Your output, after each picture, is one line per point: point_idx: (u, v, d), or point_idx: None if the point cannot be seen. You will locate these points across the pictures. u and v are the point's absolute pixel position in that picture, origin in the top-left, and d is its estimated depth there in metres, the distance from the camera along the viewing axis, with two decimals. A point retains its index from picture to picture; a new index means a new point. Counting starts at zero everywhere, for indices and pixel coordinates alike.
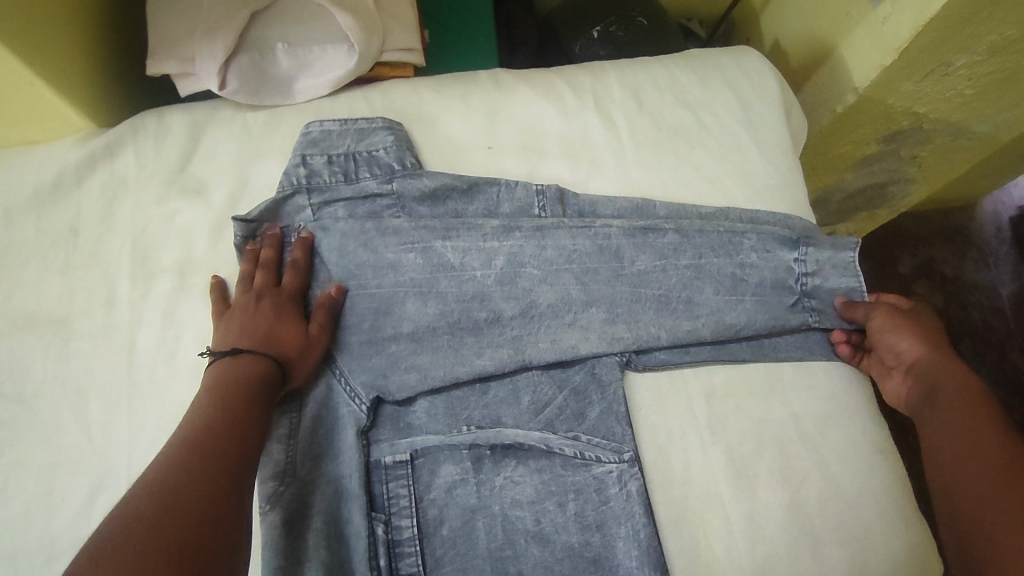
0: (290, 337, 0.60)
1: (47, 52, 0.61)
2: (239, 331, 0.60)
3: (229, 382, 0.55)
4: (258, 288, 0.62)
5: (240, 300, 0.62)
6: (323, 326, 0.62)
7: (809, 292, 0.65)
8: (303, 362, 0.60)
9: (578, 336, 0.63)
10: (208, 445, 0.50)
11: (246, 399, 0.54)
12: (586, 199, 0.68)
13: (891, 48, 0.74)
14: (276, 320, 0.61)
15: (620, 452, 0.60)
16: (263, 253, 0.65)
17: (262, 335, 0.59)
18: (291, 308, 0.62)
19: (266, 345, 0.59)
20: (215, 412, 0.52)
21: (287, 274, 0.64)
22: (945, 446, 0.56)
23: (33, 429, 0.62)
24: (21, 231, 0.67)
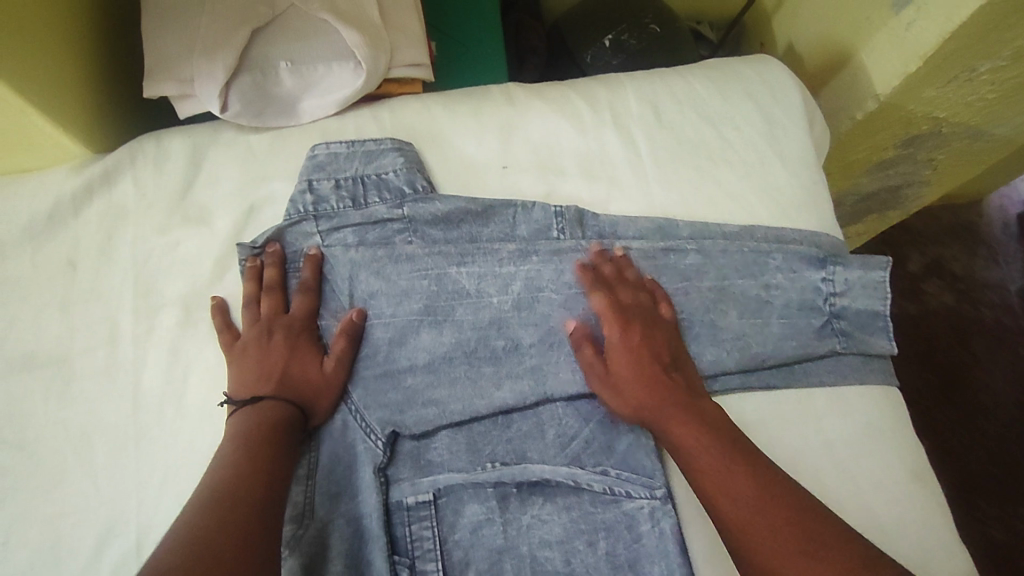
0: (311, 376, 0.59)
1: (39, 78, 0.58)
2: (256, 373, 0.58)
3: (252, 431, 0.54)
4: (270, 320, 0.60)
5: (253, 332, 0.60)
6: (342, 357, 0.60)
7: (838, 314, 0.62)
8: (325, 399, 0.59)
9: (601, 365, 0.60)
10: (238, 494, 0.49)
11: (272, 445, 0.54)
12: (606, 219, 0.65)
13: (914, 56, 0.72)
14: (293, 356, 0.59)
15: (652, 487, 0.57)
16: (270, 274, 0.61)
17: (281, 376, 0.58)
18: (307, 339, 0.60)
19: (284, 389, 0.58)
20: (241, 458, 0.52)
21: (298, 299, 0.61)
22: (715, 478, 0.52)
23: (36, 476, 0.59)
24: (17, 266, 0.64)
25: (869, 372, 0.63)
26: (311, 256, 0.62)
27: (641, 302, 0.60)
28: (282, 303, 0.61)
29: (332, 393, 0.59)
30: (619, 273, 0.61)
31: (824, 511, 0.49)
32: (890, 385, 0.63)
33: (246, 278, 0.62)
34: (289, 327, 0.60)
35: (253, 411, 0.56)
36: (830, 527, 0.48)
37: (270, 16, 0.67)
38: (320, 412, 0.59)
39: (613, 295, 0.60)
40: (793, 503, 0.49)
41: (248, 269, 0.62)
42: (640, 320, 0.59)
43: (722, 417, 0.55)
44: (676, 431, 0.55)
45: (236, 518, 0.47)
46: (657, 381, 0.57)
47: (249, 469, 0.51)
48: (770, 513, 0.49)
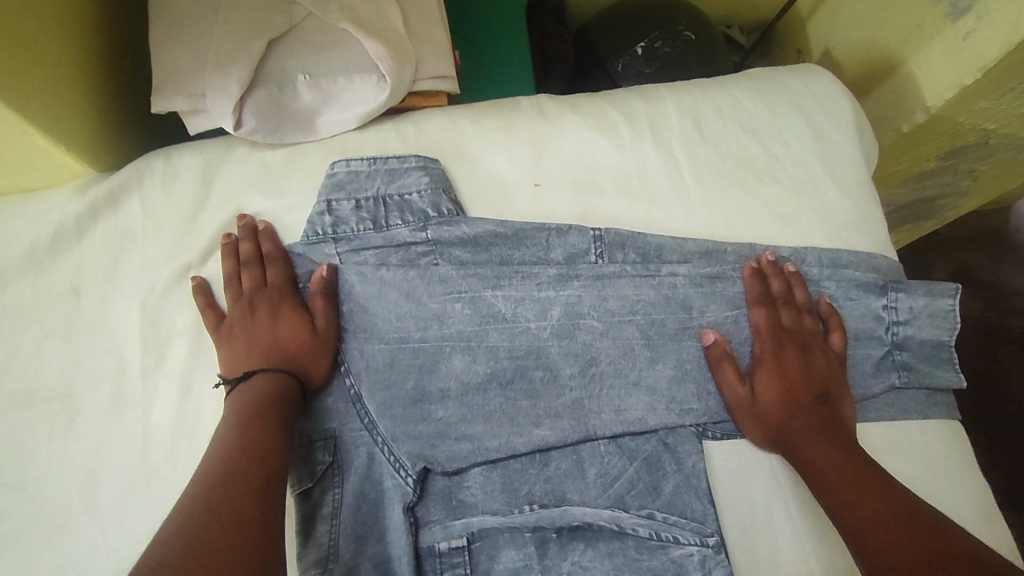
0: (296, 335, 0.56)
1: (39, 96, 0.54)
2: (246, 350, 0.56)
3: (243, 411, 0.50)
4: (250, 294, 0.58)
5: (235, 310, 0.58)
6: (326, 311, 0.57)
7: (900, 344, 0.59)
8: (316, 356, 0.55)
9: (644, 406, 0.57)
10: (232, 483, 0.44)
11: (266, 428, 0.49)
12: (650, 241, 0.61)
13: (973, 67, 0.68)
14: (276, 320, 0.57)
15: (702, 534, 0.54)
16: (243, 249, 0.60)
17: (269, 346, 0.56)
18: (290, 301, 0.58)
19: (273, 356, 0.55)
20: (239, 442, 0.48)
21: (272, 266, 0.59)
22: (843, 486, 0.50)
23: (39, 521, 0.55)
24: (16, 293, 0.59)
25: (931, 406, 0.59)
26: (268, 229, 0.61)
27: (802, 325, 0.59)
28: (260, 274, 0.59)
29: (322, 348, 0.56)
30: (788, 290, 0.59)
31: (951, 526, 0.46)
32: (951, 421, 0.59)
33: (222, 257, 0.60)
34: (269, 295, 0.58)
35: (244, 386, 0.53)
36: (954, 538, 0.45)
37: (287, 26, 0.62)
38: (316, 370, 0.55)
39: (775, 314, 0.59)
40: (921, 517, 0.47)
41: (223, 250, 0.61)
42: (795, 344, 0.57)
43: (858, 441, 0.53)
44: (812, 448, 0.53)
45: (229, 510, 0.42)
46: (800, 403, 0.55)
47: (241, 456, 0.47)
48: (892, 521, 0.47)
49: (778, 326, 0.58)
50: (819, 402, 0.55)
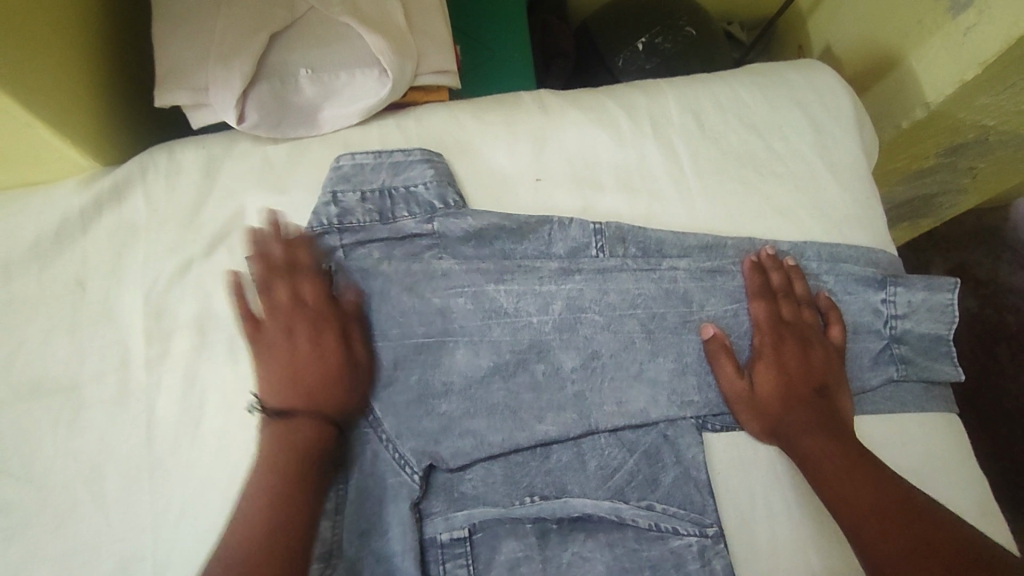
0: (338, 368, 0.55)
1: (43, 89, 0.54)
2: (284, 376, 0.54)
3: (277, 454, 0.51)
4: (286, 311, 0.56)
5: (274, 325, 0.56)
6: (363, 339, 0.57)
7: (899, 338, 0.60)
8: (355, 392, 0.55)
9: (645, 398, 0.57)
10: (268, 538, 0.48)
11: (296, 471, 0.51)
12: (651, 236, 0.61)
13: (974, 63, 0.69)
14: (316, 348, 0.55)
15: (702, 525, 0.54)
16: (275, 253, 0.57)
17: (307, 375, 0.54)
18: (330, 327, 0.56)
19: (313, 388, 0.54)
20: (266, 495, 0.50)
21: (310, 281, 0.57)
22: (842, 480, 0.51)
23: (45, 513, 0.55)
24: (20, 286, 0.60)
25: (929, 399, 0.60)
26: (305, 236, 0.58)
27: (802, 318, 0.59)
28: (296, 287, 0.57)
29: (361, 384, 0.56)
30: (789, 283, 0.60)
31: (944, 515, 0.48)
32: (949, 414, 0.60)
33: (254, 260, 0.57)
34: (307, 313, 0.56)
35: (284, 425, 0.52)
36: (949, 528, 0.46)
37: (289, 20, 0.63)
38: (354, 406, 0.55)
39: (775, 307, 0.59)
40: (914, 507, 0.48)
41: (251, 248, 0.58)
42: (795, 337, 0.58)
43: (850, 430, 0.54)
44: (808, 445, 0.54)
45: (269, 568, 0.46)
46: (800, 397, 0.56)
47: (273, 505, 0.49)
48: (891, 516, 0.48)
49: (778, 318, 0.59)
50: (819, 400, 0.56)
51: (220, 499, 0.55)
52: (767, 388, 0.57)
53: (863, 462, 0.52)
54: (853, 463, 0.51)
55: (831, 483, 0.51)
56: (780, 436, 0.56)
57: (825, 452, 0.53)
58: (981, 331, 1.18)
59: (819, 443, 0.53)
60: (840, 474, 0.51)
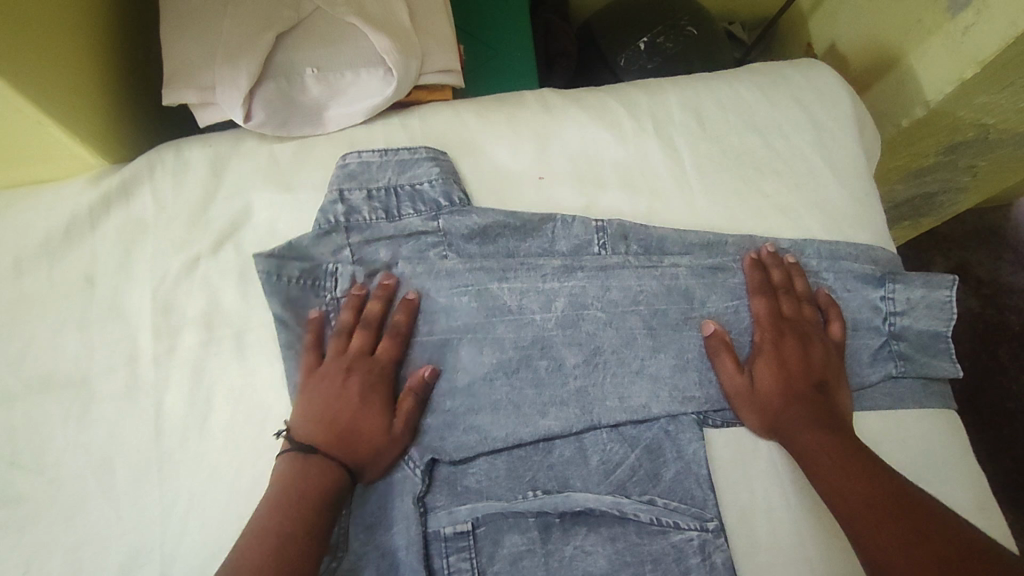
0: (379, 432, 0.55)
1: (53, 87, 0.55)
2: (323, 414, 0.55)
3: (295, 474, 0.51)
4: (352, 359, 0.57)
5: (331, 364, 0.57)
6: (410, 418, 0.56)
7: (898, 334, 0.60)
8: (378, 463, 0.55)
9: (647, 393, 0.58)
10: (275, 548, 0.47)
11: (310, 490, 0.50)
12: (653, 233, 0.62)
13: (972, 61, 0.69)
14: (362, 406, 0.55)
15: (702, 519, 0.55)
16: (370, 308, 0.59)
17: (344, 426, 0.54)
18: (382, 393, 0.56)
19: (349, 442, 0.54)
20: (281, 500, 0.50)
21: (389, 345, 0.58)
22: (842, 480, 0.51)
23: (55, 506, 0.56)
24: (30, 282, 0.61)
25: (927, 395, 0.60)
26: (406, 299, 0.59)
27: (803, 315, 0.60)
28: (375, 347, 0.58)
29: (387, 458, 0.55)
30: (790, 281, 0.60)
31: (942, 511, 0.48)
32: (948, 410, 0.60)
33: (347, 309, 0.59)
34: (373, 371, 0.57)
35: (305, 456, 0.52)
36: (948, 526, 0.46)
37: (295, 20, 0.64)
38: (371, 474, 0.54)
39: (775, 304, 0.60)
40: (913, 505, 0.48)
41: (346, 298, 0.59)
42: (794, 333, 0.58)
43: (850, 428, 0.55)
44: (811, 443, 0.54)
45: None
46: (801, 393, 0.56)
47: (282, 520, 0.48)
48: (892, 515, 0.48)
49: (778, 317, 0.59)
50: (822, 399, 0.56)
51: (227, 492, 0.56)
52: (769, 390, 0.57)
53: (864, 460, 0.52)
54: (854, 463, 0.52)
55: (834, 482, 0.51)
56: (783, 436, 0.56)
57: (826, 450, 0.53)
58: (982, 331, 1.19)
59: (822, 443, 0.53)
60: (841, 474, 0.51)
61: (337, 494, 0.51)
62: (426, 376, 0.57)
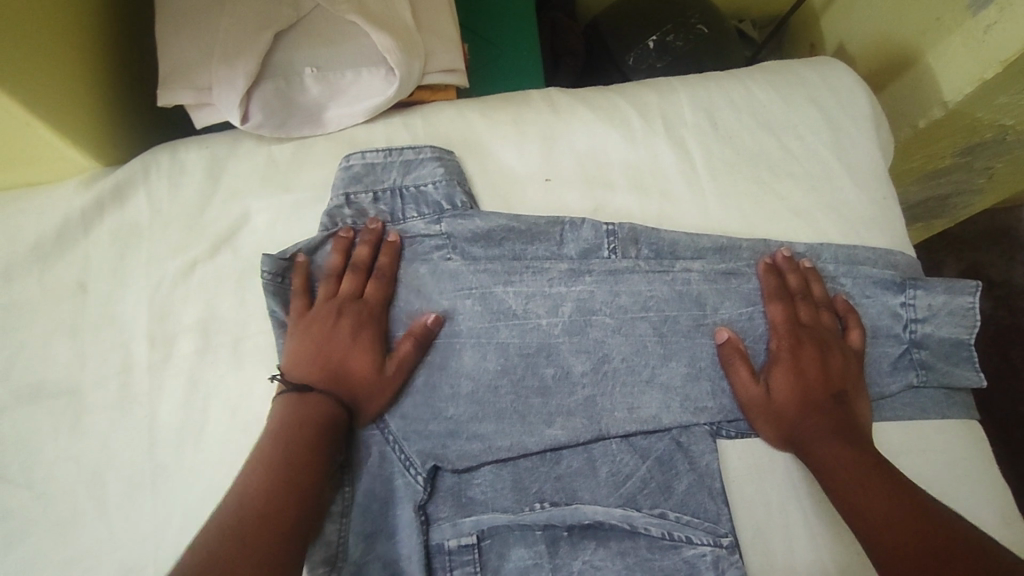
0: (373, 371, 0.53)
1: (43, 87, 0.53)
2: (314, 356, 0.54)
3: (287, 430, 0.49)
4: (343, 300, 0.56)
5: (320, 307, 0.56)
6: (406, 361, 0.54)
7: (918, 342, 0.58)
8: (375, 402, 0.53)
9: (658, 403, 0.56)
10: (278, 468, 0.47)
11: (304, 447, 0.49)
12: (665, 237, 0.60)
13: (994, 60, 0.67)
14: (353, 347, 0.54)
15: (716, 534, 0.53)
16: (358, 252, 0.58)
17: (337, 367, 0.53)
18: (372, 332, 0.55)
19: (344, 380, 0.53)
20: (289, 420, 0.50)
21: (380, 283, 0.57)
22: (851, 471, 0.50)
23: (44, 519, 0.54)
24: (22, 289, 0.59)
25: (949, 405, 0.58)
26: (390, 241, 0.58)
27: (820, 322, 0.57)
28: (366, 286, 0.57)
29: (383, 398, 0.54)
30: (808, 280, 0.59)
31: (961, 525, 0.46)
32: (970, 420, 0.58)
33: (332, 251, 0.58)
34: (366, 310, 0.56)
35: (301, 397, 0.51)
36: (963, 536, 0.45)
37: (295, 18, 0.62)
38: (367, 414, 0.53)
39: (793, 308, 0.57)
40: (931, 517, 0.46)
41: (335, 241, 0.58)
42: (812, 339, 0.56)
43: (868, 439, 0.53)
44: (824, 451, 0.52)
45: (268, 521, 0.44)
46: (814, 399, 0.54)
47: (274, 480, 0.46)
48: (909, 523, 0.46)
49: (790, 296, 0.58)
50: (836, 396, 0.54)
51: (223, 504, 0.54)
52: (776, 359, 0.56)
53: (880, 468, 0.50)
54: (870, 469, 0.50)
55: (845, 478, 0.50)
56: (796, 442, 0.54)
57: (840, 450, 0.51)
58: (996, 336, 1.16)
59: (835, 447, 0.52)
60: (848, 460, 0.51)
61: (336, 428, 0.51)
62: (426, 322, 0.55)
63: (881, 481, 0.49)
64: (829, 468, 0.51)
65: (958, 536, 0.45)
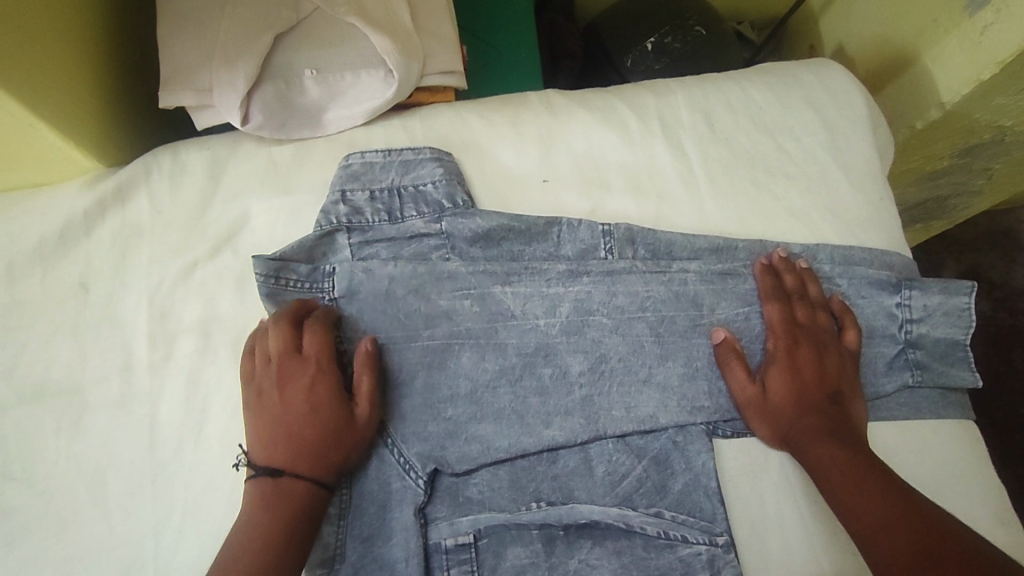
0: (339, 424, 0.52)
1: (46, 89, 0.53)
2: (279, 436, 0.51)
3: (261, 527, 0.48)
4: (285, 363, 0.53)
5: (268, 385, 0.53)
6: (370, 398, 0.53)
7: (914, 342, 0.59)
8: (354, 451, 0.52)
9: (654, 403, 0.56)
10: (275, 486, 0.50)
11: (286, 535, 0.48)
12: (662, 238, 0.61)
13: (991, 61, 0.67)
14: (314, 412, 0.52)
15: (712, 533, 0.53)
16: (284, 313, 0.54)
17: (303, 435, 0.51)
18: (330, 387, 0.53)
19: (313, 444, 0.51)
20: (279, 435, 0.51)
21: (315, 333, 0.54)
22: (843, 472, 0.51)
23: (47, 516, 0.55)
24: (25, 288, 0.60)
25: (945, 405, 0.58)
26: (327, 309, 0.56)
27: (816, 321, 0.58)
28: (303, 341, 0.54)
29: (361, 442, 0.53)
30: (801, 285, 0.59)
31: (952, 528, 0.46)
32: (966, 421, 0.59)
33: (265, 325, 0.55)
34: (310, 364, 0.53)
35: (270, 483, 0.50)
36: (952, 538, 0.45)
37: (295, 20, 0.62)
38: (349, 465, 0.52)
39: (790, 309, 0.58)
40: (921, 519, 0.46)
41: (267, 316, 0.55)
42: (808, 339, 0.57)
43: (864, 441, 0.53)
44: (818, 454, 0.52)
45: (269, 540, 0.48)
46: (811, 400, 0.55)
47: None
48: (897, 525, 0.46)
49: (784, 299, 0.58)
50: (832, 402, 0.55)
51: (223, 502, 0.55)
52: (756, 400, 0.55)
53: (873, 469, 0.50)
54: (863, 471, 0.50)
55: (836, 481, 0.51)
56: (793, 445, 0.54)
57: (834, 452, 0.52)
58: (996, 337, 1.16)
59: (829, 449, 0.52)
60: (840, 463, 0.51)
61: (326, 446, 0.51)
62: (365, 350, 0.54)
63: (872, 483, 0.49)
64: (820, 471, 0.52)
65: (948, 538, 0.45)
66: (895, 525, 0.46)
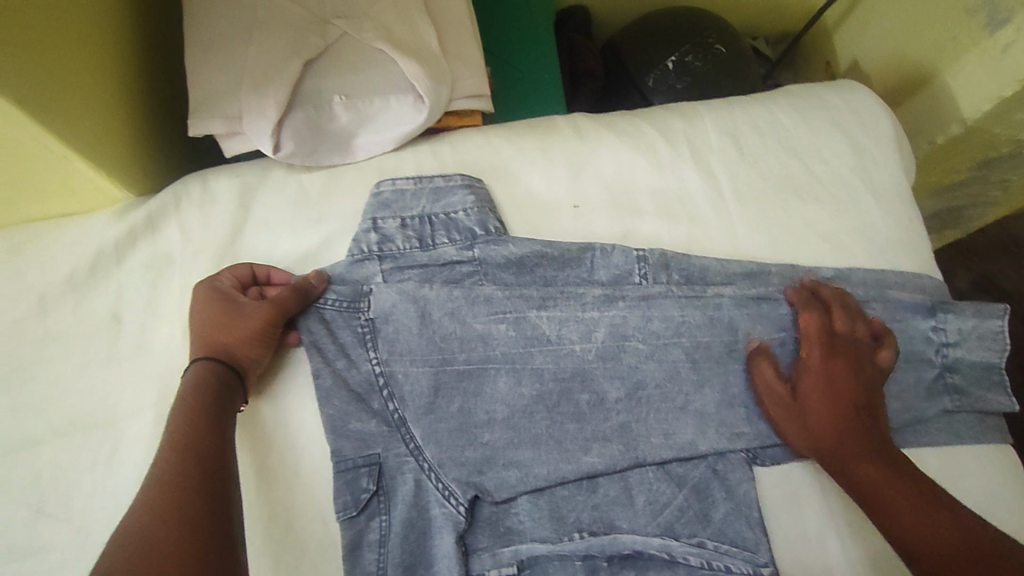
0: (235, 313, 0.55)
1: (75, 117, 0.53)
2: (196, 340, 0.55)
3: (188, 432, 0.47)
4: (218, 286, 0.57)
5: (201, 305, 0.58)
6: (276, 307, 0.55)
7: (951, 366, 0.59)
8: (252, 341, 0.54)
9: (693, 429, 0.56)
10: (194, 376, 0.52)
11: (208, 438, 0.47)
12: (695, 264, 0.61)
13: (1013, 78, 0.68)
14: (222, 319, 0.55)
15: (755, 562, 0.53)
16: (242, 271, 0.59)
17: (210, 339, 0.54)
18: (238, 301, 0.56)
19: (219, 331, 0.54)
20: (201, 341, 0.54)
21: (256, 264, 0.60)
22: (868, 480, 0.50)
23: (80, 553, 0.54)
24: (58, 320, 0.59)
25: (980, 426, 0.59)
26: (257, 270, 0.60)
27: (855, 335, 0.57)
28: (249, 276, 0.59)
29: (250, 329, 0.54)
30: (837, 298, 0.58)
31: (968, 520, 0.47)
32: (1002, 445, 0.59)
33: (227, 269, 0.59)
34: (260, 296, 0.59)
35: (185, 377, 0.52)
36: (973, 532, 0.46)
37: (322, 46, 0.62)
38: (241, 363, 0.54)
39: (827, 322, 0.57)
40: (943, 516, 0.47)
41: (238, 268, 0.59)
42: (849, 355, 0.55)
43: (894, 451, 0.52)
44: (855, 468, 0.51)
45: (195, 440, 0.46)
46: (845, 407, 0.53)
47: (206, 518, 0.42)
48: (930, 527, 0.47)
49: (822, 310, 0.58)
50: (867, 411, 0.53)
51: (259, 534, 0.54)
52: (787, 406, 0.55)
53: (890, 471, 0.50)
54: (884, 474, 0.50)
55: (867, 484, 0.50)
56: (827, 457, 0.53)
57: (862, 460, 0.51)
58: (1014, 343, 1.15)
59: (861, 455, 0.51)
60: (865, 471, 0.50)
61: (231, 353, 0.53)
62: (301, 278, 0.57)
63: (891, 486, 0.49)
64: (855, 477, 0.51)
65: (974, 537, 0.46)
66: (922, 528, 0.47)
